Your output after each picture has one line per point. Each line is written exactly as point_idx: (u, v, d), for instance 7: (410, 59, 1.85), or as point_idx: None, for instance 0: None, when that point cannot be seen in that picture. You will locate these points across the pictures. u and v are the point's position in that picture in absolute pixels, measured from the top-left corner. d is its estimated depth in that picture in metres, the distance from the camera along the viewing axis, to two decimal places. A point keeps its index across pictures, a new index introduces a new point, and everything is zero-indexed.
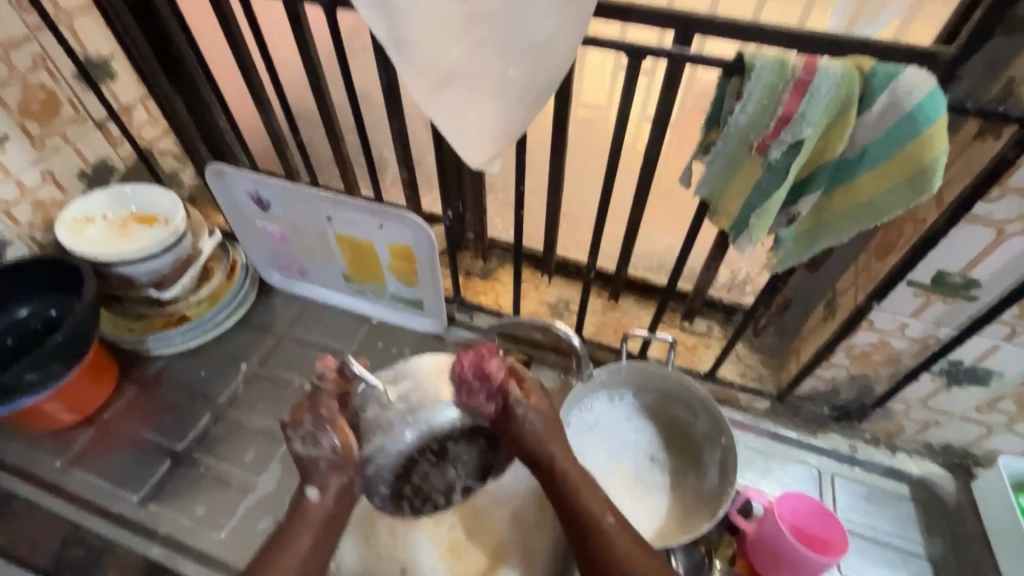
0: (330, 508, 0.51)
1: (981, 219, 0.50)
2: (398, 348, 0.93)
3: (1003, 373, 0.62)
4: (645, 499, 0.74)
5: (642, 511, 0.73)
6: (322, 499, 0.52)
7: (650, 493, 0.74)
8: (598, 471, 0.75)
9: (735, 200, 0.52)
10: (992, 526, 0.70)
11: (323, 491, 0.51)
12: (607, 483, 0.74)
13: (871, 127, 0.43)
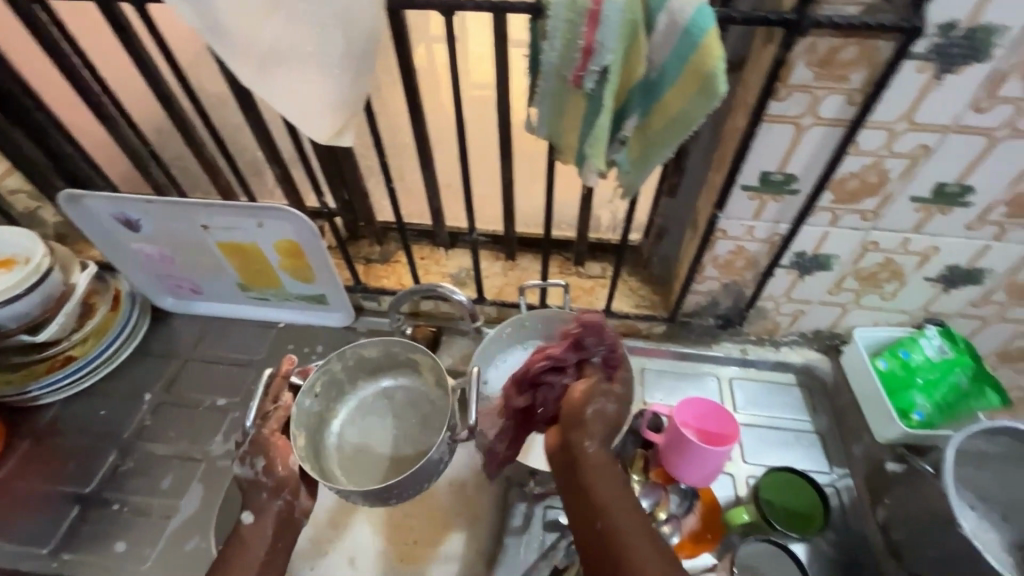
0: (270, 532, 0.60)
1: (779, 118, 0.56)
2: (309, 347, 0.92)
3: (839, 256, 0.71)
4: None
5: None
6: (259, 520, 0.61)
7: None
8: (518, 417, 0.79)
9: (571, 134, 0.56)
10: (859, 392, 0.79)
11: (261, 516, 0.61)
12: None
13: (661, 47, 0.48)
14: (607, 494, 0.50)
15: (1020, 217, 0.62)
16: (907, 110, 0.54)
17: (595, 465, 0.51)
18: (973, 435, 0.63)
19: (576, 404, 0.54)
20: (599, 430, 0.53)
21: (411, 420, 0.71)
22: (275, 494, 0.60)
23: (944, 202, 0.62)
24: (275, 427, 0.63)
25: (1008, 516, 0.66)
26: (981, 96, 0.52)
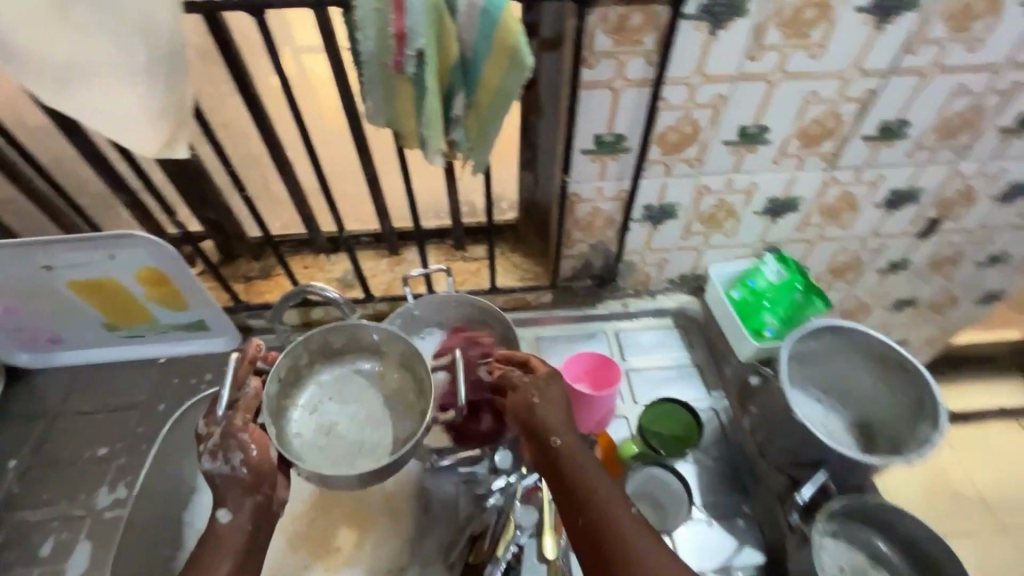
0: (247, 528, 0.54)
1: (593, 83, 0.62)
2: (196, 377, 0.88)
3: (681, 203, 0.79)
4: None
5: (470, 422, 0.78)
6: (236, 517, 0.54)
7: None
8: None
9: (408, 119, 0.58)
10: (722, 323, 0.89)
11: (237, 513, 0.54)
12: None
13: (468, 27, 0.52)
14: (590, 488, 0.53)
15: (811, 147, 0.73)
16: (696, 65, 0.62)
17: (573, 461, 0.55)
18: (801, 337, 0.72)
19: (539, 407, 0.58)
20: (559, 422, 0.58)
21: (382, 403, 0.68)
22: (252, 488, 0.55)
23: (749, 143, 0.71)
24: (244, 418, 0.56)
25: (843, 399, 0.77)
26: (751, 46, 0.61)
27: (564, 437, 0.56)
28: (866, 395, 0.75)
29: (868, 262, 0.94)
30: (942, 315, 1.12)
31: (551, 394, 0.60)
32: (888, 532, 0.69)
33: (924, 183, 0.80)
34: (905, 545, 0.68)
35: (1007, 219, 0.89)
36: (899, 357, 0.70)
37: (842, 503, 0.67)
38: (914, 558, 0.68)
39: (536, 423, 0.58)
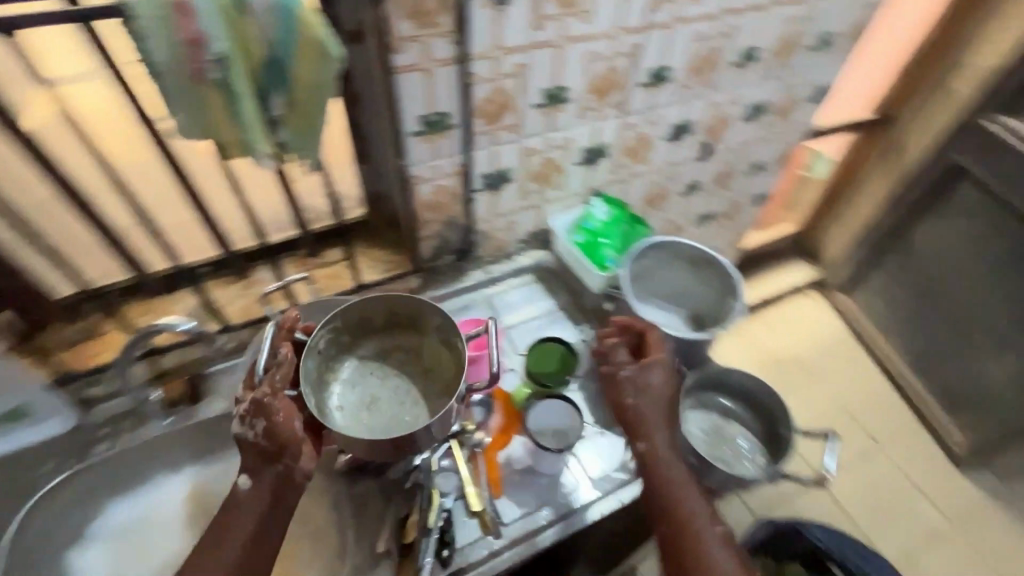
0: (266, 495, 0.62)
1: (405, 67, 0.66)
2: (33, 471, 0.75)
3: (512, 166, 0.87)
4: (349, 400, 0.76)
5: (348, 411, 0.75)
6: (256, 487, 0.62)
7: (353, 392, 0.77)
8: None
9: (225, 127, 0.56)
10: (573, 266, 0.99)
11: (257, 484, 0.62)
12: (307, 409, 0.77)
13: (265, 24, 0.51)
14: (677, 503, 0.68)
15: (604, 99, 0.86)
16: (493, 39, 0.69)
17: (655, 458, 0.69)
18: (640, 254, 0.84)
19: (640, 423, 0.72)
20: (661, 441, 0.71)
21: (418, 378, 0.79)
22: (273, 457, 0.63)
23: (555, 103, 0.82)
24: (275, 377, 0.64)
25: (688, 302, 0.92)
26: (534, 18, 0.69)
27: (648, 443, 0.70)
28: (702, 295, 0.90)
29: (670, 188, 1.14)
30: (733, 219, 1.40)
31: (650, 389, 0.73)
32: (727, 391, 0.90)
33: (693, 115, 0.99)
34: (741, 397, 0.90)
35: (756, 134, 1.14)
36: (709, 257, 0.85)
37: (692, 377, 0.86)
38: (748, 404, 0.89)
39: (635, 429, 0.72)
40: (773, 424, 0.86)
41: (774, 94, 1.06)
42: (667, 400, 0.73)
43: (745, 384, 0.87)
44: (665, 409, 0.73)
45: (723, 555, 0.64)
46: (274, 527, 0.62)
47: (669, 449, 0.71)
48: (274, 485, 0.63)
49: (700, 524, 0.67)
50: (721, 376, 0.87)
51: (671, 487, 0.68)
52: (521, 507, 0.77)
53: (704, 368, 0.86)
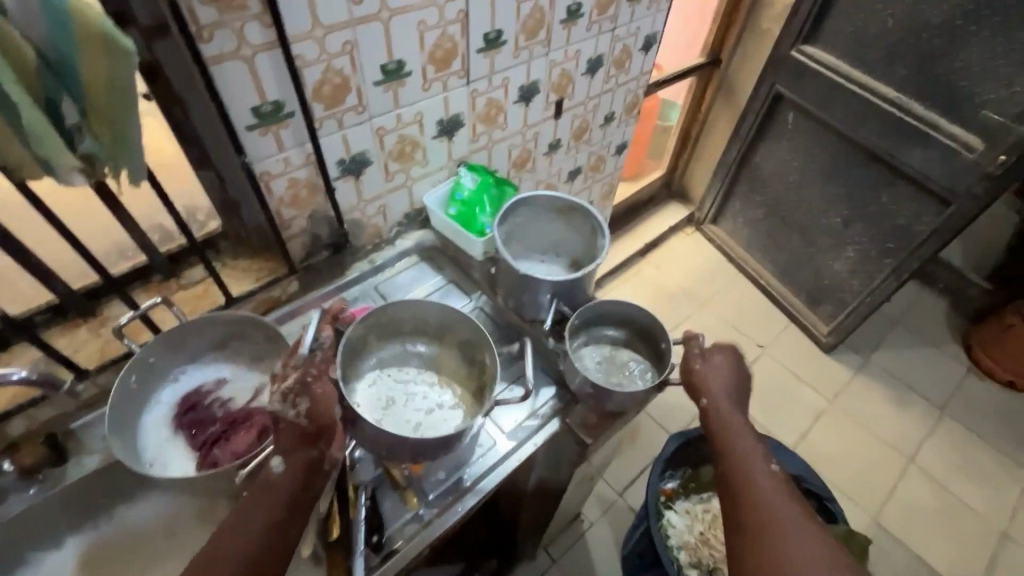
0: (295, 480, 0.59)
1: (219, 57, 0.62)
2: None
3: (368, 148, 0.86)
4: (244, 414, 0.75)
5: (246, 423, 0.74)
6: (286, 471, 0.60)
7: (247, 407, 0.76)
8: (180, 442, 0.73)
9: (10, 146, 0.50)
10: (454, 239, 1.01)
11: (290, 464, 0.60)
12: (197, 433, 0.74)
13: (30, 22, 0.46)
14: (733, 445, 0.77)
15: (444, 69, 0.87)
16: (311, 18, 0.67)
17: (717, 412, 0.81)
18: (512, 213, 0.87)
19: (702, 381, 0.84)
20: (721, 397, 0.82)
21: (434, 381, 0.86)
22: (310, 439, 0.61)
23: (395, 78, 0.82)
24: (318, 365, 0.66)
25: (562, 250, 0.96)
26: None
27: (712, 400, 0.82)
28: (572, 240, 0.94)
29: (533, 149, 1.20)
30: (601, 171, 1.50)
31: (711, 360, 0.85)
32: (609, 323, 0.97)
33: (536, 75, 1.04)
34: (622, 325, 0.97)
35: (600, 87, 1.22)
36: (572, 205, 0.88)
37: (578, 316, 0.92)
38: (629, 329, 0.97)
39: (696, 385, 0.84)
40: (652, 342, 0.94)
41: (607, 47, 1.14)
42: (728, 378, 0.84)
43: (622, 311, 0.94)
44: (726, 373, 0.85)
45: (772, 484, 0.72)
46: (298, 516, 0.60)
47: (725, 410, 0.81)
48: (302, 471, 0.60)
49: (757, 459, 0.76)
50: (600, 310, 0.93)
51: (733, 443, 0.77)
52: (442, 475, 0.78)
53: (586, 307, 0.92)
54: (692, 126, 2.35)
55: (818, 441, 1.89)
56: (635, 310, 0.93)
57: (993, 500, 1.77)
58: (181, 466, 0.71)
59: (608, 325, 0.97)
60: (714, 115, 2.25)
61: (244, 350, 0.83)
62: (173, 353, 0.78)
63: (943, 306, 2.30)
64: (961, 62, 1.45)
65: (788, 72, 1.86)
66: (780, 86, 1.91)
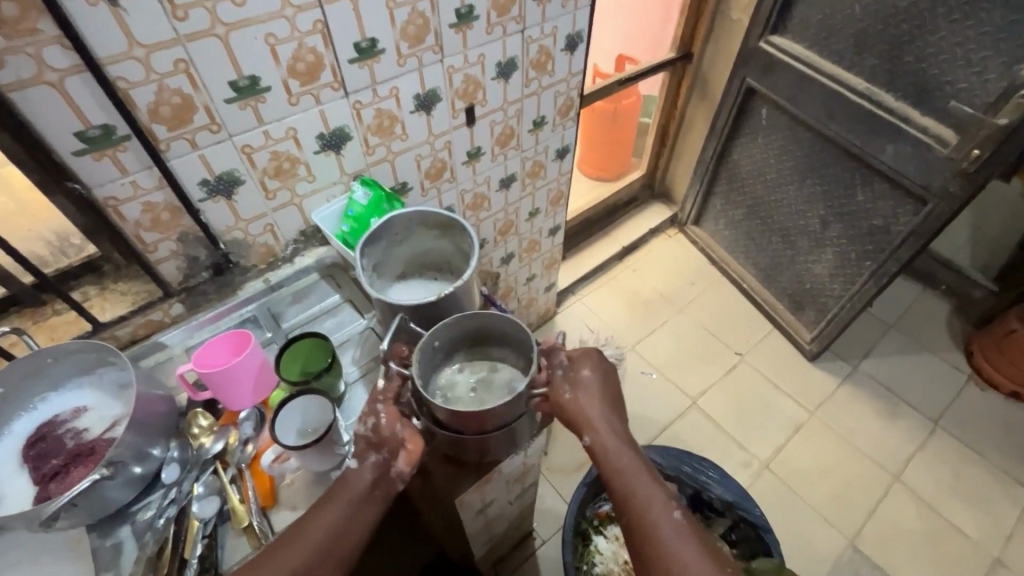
0: (366, 478, 0.70)
1: (19, 83, 0.61)
2: None
3: (236, 168, 0.83)
4: (88, 451, 0.73)
5: (87, 460, 0.72)
6: (360, 467, 0.71)
7: (93, 443, 0.74)
8: (21, 474, 0.72)
9: None
10: (347, 257, 0.98)
11: (363, 463, 0.71)
12: (37, 466, 0.72)
13: None
14: (628, 491, 0.71)
15: (312, 83, 0.83)
16: (125, 39, 0.64)
17: (604, 448, 0.74)
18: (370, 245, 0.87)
19: (585, 417, 0.75)
20: (597, 425, 0.75)
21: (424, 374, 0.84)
22: (380, 449, 0.72)
23: (251, 94, 0.78)
24: (390, 392, 0.77)
25: (439, 266, 0.97)
26: (168, 8, 0.65)
27: (594, 436, 0.74)
28: (446, 253, 0.95)
29: (449, 159, 1.15)
30: (541, 177, 1.43)
31: (581, 381, 0.78)
32: (489, 334, 0.86)
33: (433, 83, 0.99)
34: (506, 345, 0.87)
35: (519, 92, 1.16)
36: (451, 220, 0.88)
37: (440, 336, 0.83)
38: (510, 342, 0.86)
39: (579, 421, 0.75)
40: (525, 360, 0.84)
41: (519, 49, 1.08)
42: (600, 395, 0.77)
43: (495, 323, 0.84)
44: (597, 395, 0.77)
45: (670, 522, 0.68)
46: (361, 521, 0.69)
47: (610, 441, 0.74)
48: (375, 473, 0.71)
49: (657, 509, 0.69)
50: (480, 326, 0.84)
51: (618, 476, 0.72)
52: (294, 509, 0.75)
53: (445, 327, 0.82)
54: (670, 124, 2.25)
55: (795, 455, 1.78)
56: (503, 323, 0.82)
57: (986, 522, 1.64)
58: (16, 502, 0.70)
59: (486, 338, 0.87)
60: (691, 111, 2.15)
61: (109, 378, 0.80)
62: (28, 384, 0.76)
63: (945, 309, 2.13)
64: (931, 48, 1.33)
65: (758, 64, 1.75)
66: (751, 79, 1.79)
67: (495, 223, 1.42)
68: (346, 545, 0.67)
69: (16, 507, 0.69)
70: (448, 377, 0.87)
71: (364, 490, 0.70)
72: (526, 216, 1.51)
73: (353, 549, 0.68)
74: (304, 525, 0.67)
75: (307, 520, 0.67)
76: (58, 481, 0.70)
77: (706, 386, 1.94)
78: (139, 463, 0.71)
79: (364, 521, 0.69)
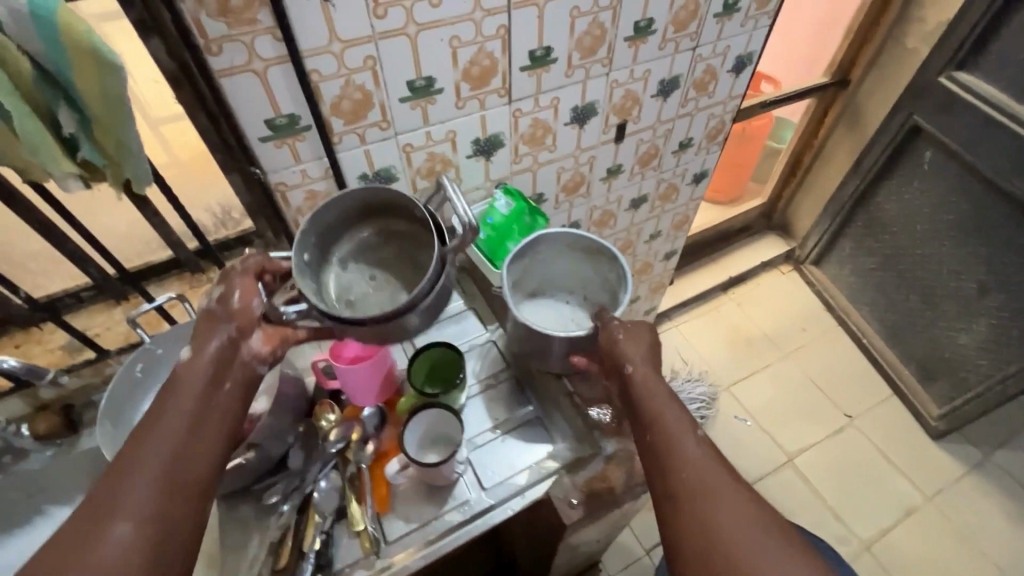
0: (206, 366, 0.59)
1: (232, 70, 0.62)
2: None
3: (394, 165, 0.83)
4: None
5: None
6: (197, 356, 0.59)
7: None
8: None
9: (15, 150, 0.52)
10: (478, 264, 0.95)
11: (198, 352, 0.59)
12: None
13: (24, 35, 0.47)
14: (660, 421, 0.62)
15: (482, 87, 0.81)
16: (328, 33, 0.64)
17: (643, 382, 0.65)
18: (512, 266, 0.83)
19: (627, 349, 0.67)
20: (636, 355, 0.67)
21: (333, 283, 0.72)
22: (230, 323, 0.61)
23: (424, 95, 0.77)
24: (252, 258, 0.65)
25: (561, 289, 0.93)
26: (371, 6, 0.64)
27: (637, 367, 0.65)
28: (569, 276, 0.91)
29: (588, 174, 1.10)
30: (672, 201, 1.35)
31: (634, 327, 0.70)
32: (374, 216, 0.75)
33: (593, 96, 0.94)
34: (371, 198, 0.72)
35: (674, 111, 1.09)
36: (600, 247, 0.82)
37: (308, 252, 0.70)
38: (407, 221, 0.73)
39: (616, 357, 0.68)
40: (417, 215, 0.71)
41: (686, 67, 1.01)
42: (648, 338, 0.69)
43: (375, 204, 0.73)
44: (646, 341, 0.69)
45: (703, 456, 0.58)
46: (217, 420, 0.58)
47: (646, 376, 0.65)
48: (217, 358, 0.60)
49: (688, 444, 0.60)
50: (350, 203, 0.71)
51: (653, 413, 0.62)
52: (408, 521, 0.74)
53: (309, 236, 0.69)
54: (805, 154, 2.05)
55: (902, 540, 1.59)
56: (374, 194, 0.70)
57: None
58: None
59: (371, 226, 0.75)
60: (832, 144, 1.95)
61: None
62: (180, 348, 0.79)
63: None
64: None
65: (934, 101, 1.55)
66: (919, 117, 1.60)
67: (616, 242, 1.36)
68: (205, 441, 0.56)
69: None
70: (344, 278, 0.74)
71: (208, 378, 0.59)
72: (646, 238, 1.43)
73: (217, 447, 0.57)
74: (139, 442, 0.54)
75: (133, 446, 0.53)
76: None
77: (806, 444, 1.78)
78: (271, 446, 0.73)
79: (219, 415, 0.59)
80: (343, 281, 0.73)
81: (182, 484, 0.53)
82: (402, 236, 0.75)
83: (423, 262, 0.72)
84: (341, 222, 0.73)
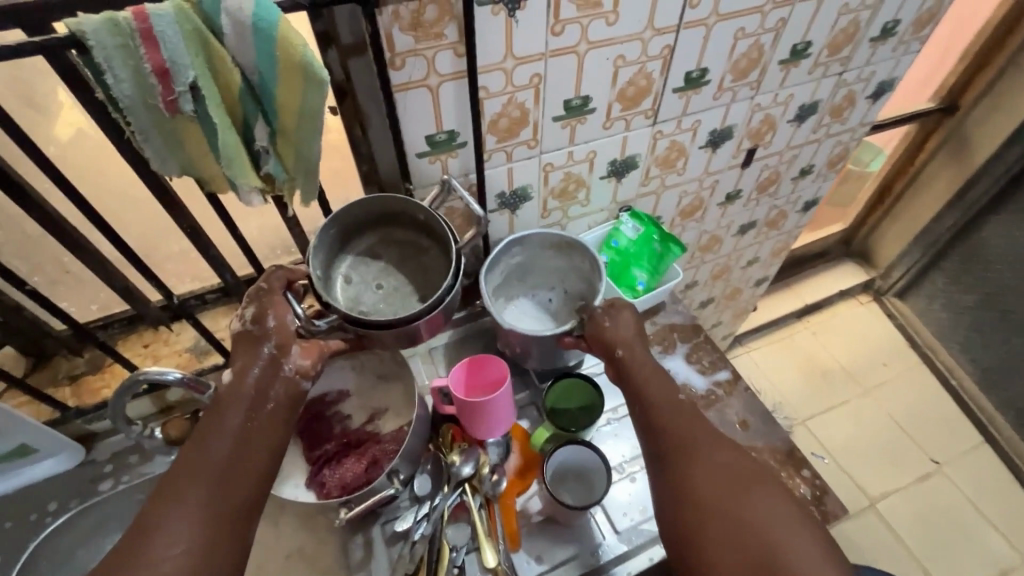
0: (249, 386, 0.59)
1: (408, 85, 0.60)
2: (51, 506, 0.75)
3: (532, 184, 0.80)
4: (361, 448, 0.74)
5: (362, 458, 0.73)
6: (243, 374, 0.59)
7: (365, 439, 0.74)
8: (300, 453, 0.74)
9: (209, 161, 0.51)
10: None
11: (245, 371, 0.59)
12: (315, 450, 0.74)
13: (241, 47, 0.45)
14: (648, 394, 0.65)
15: (632, 108, 0.77)
16: (505, 49, 0.61)
17: (632, 360, 0.68)
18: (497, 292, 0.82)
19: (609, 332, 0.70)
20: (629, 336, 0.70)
21: (344, 299, 0.68)
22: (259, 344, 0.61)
23: (577, 114, 0.73)
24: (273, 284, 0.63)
25: (536, 283, 0.85)
26: (551, 22, 0.61)
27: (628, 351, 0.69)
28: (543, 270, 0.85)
29: (707, 199, 1.05)
30: (778, 227, 1.29)
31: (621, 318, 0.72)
32: (367, 228, 0.71)
33: (733, 120, 0.89)
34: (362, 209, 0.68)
35: (805, 137, 1.03)
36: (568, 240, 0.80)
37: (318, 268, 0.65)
38: (406, 227, 0.71)
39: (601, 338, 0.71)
40: (423, 220, 0.69)
41: (828, 92, 0.94)
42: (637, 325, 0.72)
43: (372, 215, 0.69)
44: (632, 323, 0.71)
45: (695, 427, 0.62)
46: (256, 444, 0.58)
47: (635, 354, 0.69)
48: (261, 380, 0.60)
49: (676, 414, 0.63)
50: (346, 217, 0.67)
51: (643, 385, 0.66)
52: (540, 561, 0.71)
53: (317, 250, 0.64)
54: (897, 180, 1.88)
55: None
56: (377, 201, 0.67)
57: None
58: (291, 483, 0.72)
59: (373, 235, 0.71)
60: (928, 174, 1.77)
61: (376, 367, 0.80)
62: None
63: None
64: None
65: None
66: None
67: (714, 267, 1.30)
68: (251, 454, 0.57)
69: (290, 488, 0.71)
70: (349, 290, 0.69)
71: (249, 401, 0.59)
72: (744, 263, 1.37)
73: (262, 466, 0.58)
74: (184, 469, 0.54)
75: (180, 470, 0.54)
76: (331, 476, 0.71)
77: (889, 489, 1.70)
78: (404, 469, 0.71)
79: (263, 433, 0.59)
80: (351, 292, 0.69)
81: (224, 508, 0.54)
82: (400, 243, 0.72)
83: (432, 265, 0.70)
84: (339, 238, 0.69)
